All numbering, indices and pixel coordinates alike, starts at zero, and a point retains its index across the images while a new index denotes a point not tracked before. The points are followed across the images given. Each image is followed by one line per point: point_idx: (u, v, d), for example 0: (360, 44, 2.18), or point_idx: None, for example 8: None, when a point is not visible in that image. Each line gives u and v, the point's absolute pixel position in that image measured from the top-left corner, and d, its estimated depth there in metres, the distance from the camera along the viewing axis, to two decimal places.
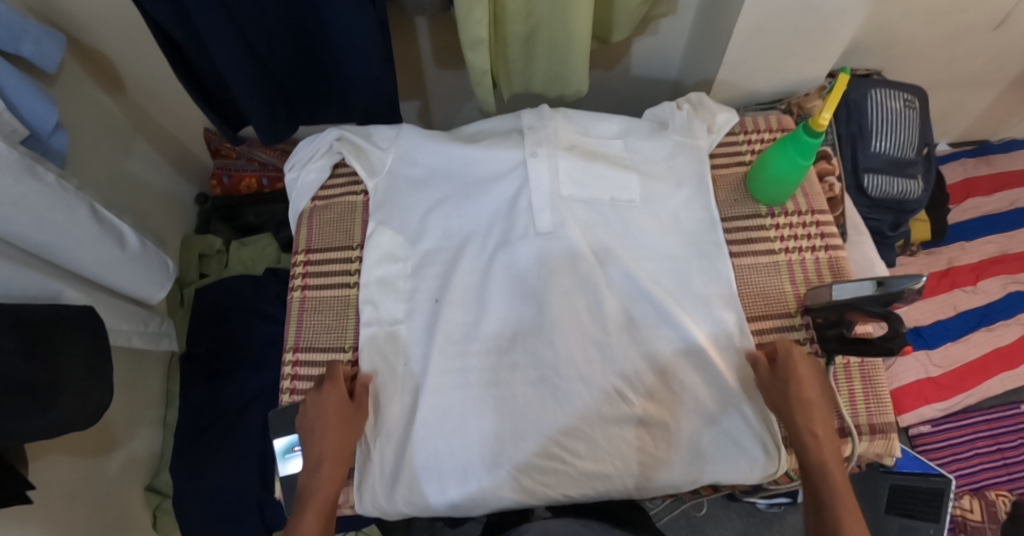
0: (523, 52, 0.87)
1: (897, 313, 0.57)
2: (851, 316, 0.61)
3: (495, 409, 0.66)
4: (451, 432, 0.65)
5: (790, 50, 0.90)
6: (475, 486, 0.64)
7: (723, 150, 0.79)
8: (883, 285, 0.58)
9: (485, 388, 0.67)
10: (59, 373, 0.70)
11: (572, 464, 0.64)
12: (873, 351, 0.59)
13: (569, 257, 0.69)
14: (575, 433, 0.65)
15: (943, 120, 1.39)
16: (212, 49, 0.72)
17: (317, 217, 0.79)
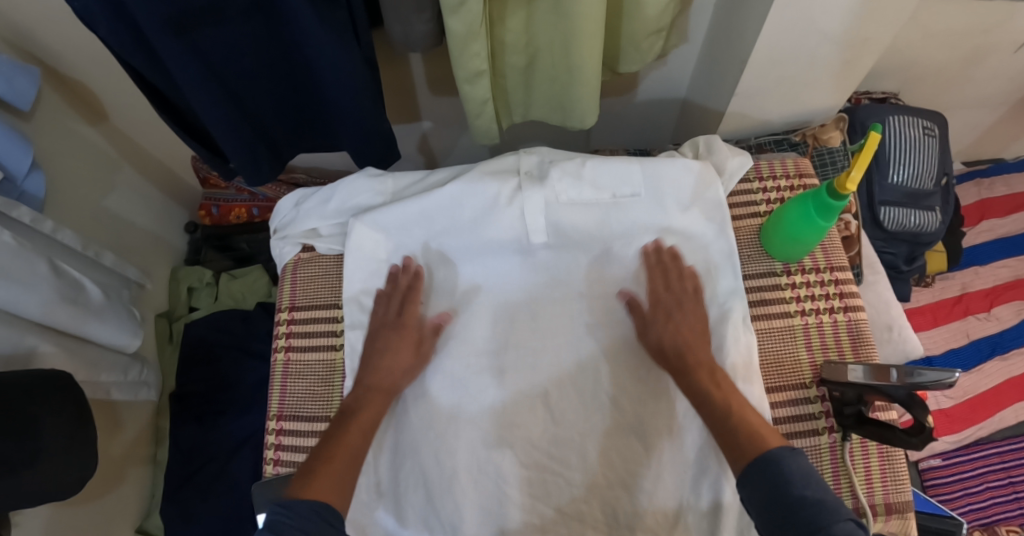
0: (523, 81, 0.82)
1: (921, 400, 0.53)
2: (871, 398, 0.58)
3: (490, 420, 0.64)
4: (440, 444, 0.63)
5: (804, 82, 0.85)
6: (466, 504, 0.62)
7: (736, 199, 0.73)
8: (905, 376, 0.53)
9: (481, 397, 0.65)
10: (37, 444, 0.67)
11: (563, 479, 0.62)
12: (894, 439, 0.56)
13: (560, 255, 0.68)
14: (568, 445, 0.63)
15: (958, 139, 1.34)
16: (189, 96, 0.68)
17: (300, 272, 0.73)
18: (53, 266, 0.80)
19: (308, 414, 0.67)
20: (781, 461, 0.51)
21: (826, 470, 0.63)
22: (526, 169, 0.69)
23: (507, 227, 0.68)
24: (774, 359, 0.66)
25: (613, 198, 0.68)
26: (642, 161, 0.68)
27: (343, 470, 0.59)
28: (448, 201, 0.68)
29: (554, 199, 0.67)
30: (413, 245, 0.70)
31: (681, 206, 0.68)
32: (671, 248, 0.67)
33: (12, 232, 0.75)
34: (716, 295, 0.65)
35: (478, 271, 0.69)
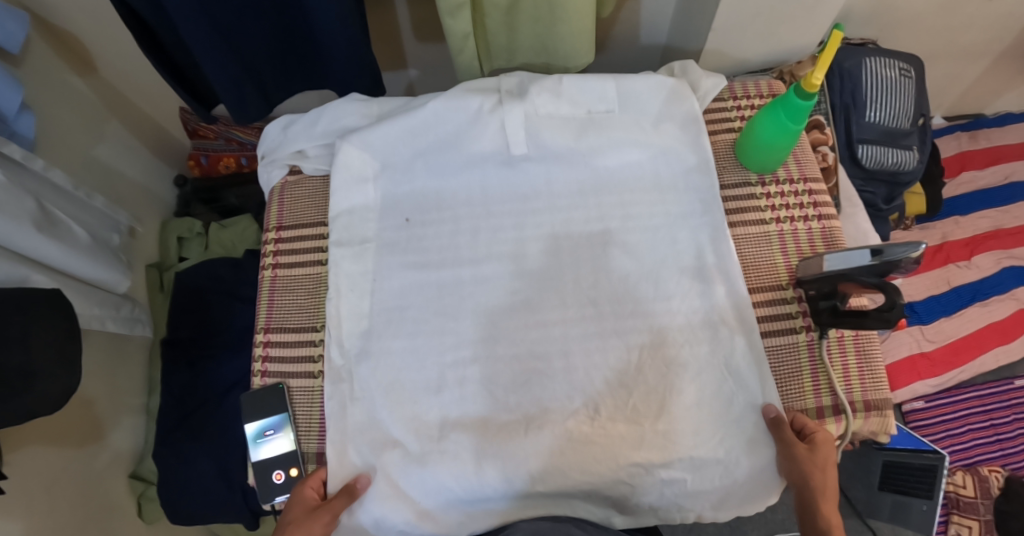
0: (505, 25, 0.79)
1: (893, 283, 0.56)
2: (844, 288, 0.59)
3: (481, 330, 0.64)
4: (428, 351, 0.63)
5: (780, 17, 0.87)
6: (456, 410, 0.61)
7: (712, 116, 0.75)
8: (879, 254, 0.55)
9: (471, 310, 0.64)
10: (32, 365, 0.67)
11: (552, 381, 0.62)
12: (868, 323, 0.58)
13: (544, 167, 0.68)
14: (554, 350, 0.63)
15: (939, 92, 1.35)
16: (179, 25, 0.69)
17: (288, 193, 0.74)
18: (40, 205, 0.81)
19: (295, 325, 0.68)
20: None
21: (804, 368, 0.64)
22: (507, 88, 0.69)
23: (490, 140, 0.68)
24: (752, 263, 0.68)
25: (589, 114, 0.68)
26: (617, 76, 0.69)
27: None
28: (432, 118, 0.68)
29: (535, 113, 0.68)
30: (400, 163, 0.70)
31: (654, 122, 0.69)
32: (648, 161, 0.68)
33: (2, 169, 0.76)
34: (696, 211, 0.66)
35: (462, 189, 0.69)
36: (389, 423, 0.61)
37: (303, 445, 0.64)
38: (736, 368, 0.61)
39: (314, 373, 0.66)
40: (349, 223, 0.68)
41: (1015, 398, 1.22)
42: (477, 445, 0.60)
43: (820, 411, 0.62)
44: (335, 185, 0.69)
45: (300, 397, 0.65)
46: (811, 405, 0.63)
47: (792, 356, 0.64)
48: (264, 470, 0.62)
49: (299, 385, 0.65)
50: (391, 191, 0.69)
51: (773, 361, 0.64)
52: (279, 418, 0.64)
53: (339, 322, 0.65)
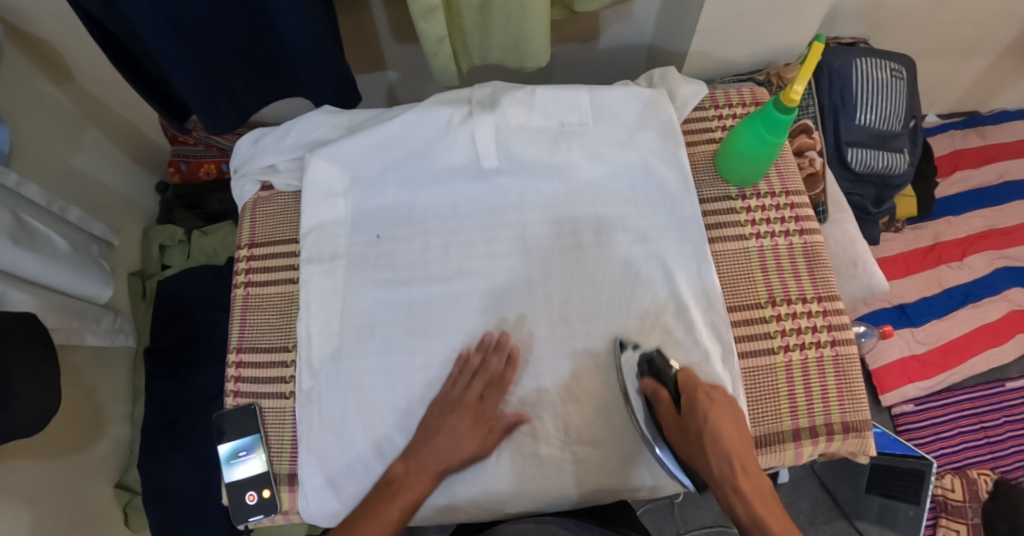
0: (479, 22, 0.75)
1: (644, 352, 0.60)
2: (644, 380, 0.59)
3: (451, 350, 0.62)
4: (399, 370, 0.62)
5: (761, 18, 0.84)
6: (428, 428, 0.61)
7: (691, 126, 0.72)
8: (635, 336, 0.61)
9: (443, 330, 0.63)
10: (8, 387, 0.67)
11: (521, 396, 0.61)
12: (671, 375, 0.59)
13: (519, 180, 0.66)
14: (527, 367, 0.62)
15: (934, 89, 1.32)
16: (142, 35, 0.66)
17: (260, 209, 0.73)
18: (17, 219, 0.80)
19: (268, 344, 0.67)
20: None
21: (782, 389, 0.63)
22: (478, 99, 0.67)
23: (460, 152, 0.66)
24: (729, 280, 0.66)
25: (561, 127, 0.66)
26: (591, 87, 0.67)
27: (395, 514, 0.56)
28: (401, 131, 0.66)
29: (507, 126, 0.65)
30: (369, 176, 0.68)
31: (627, 132, 0.67)
32: (622, 176, 0.66)
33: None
34: (672, 225, 0.65)
35: (431, 204, 0.67)
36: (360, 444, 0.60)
37: (275, 466, 0.63)
38: None
39: (286, 393, 0.65)
40: (320, 239, 0.67)
41: (1005, 400, 1.21)
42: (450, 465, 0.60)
43: (796, 434, 0.62)
44: (305, 202, 0.67)
45: (272, 418, 0.64)
46: (788, 428, 0.62)
47: (770, 378, 0.63)
48: (237, 491, 0.62)
49: (271, 406, 0.65)
50: (362, 205, 0.68)
51: (750, 381, 0.63)
52: (252, 439, 0.64)
53: (309, 343, 0.64)
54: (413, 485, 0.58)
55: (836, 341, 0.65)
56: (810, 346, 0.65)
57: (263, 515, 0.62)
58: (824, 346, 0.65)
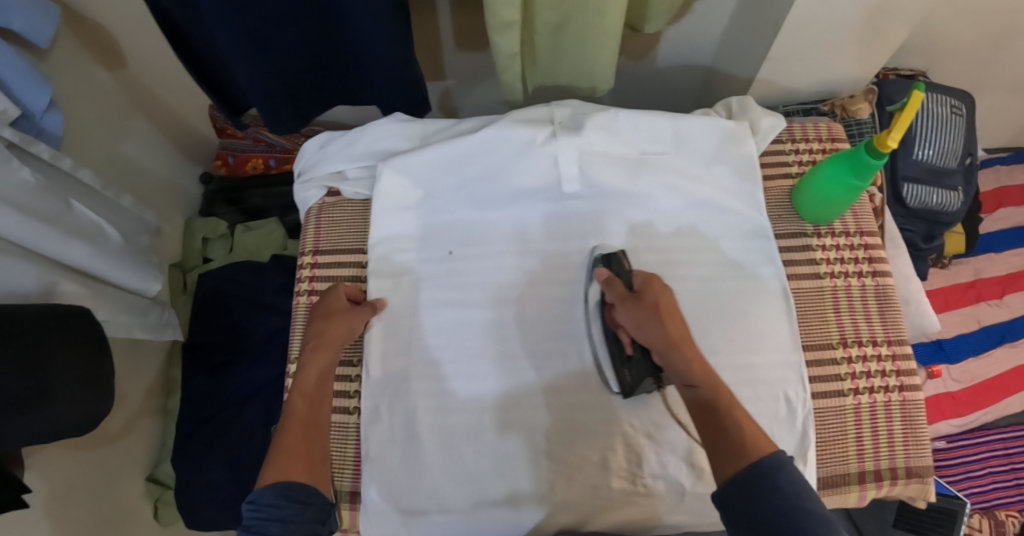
0: (550, 44, 0.71)
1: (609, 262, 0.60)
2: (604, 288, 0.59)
3: (518, 374, 0.61)
4: (466, 392, 0.61)
5: (834, 49, 0.82)
6: (491, 457, 0.59)
7: (769, 158, 0.72)
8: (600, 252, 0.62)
9: (512, 353, 0.62)
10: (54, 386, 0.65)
11: (591, 426, 0.60)
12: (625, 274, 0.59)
13: (596, 204, 0.66)
14: (598, 395, 0.61)
15: (985, 124, 1.30)
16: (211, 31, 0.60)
17: (325, 215, 0.71)
18: (68, 206, 0.78)
19: None
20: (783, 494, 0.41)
21: (850, 431, 0.62)
22: (559, 120, 0.66)
23: (539, 174, 0.65)
24: (803, 318, 0.65)
25: (642, 154, 0.66)
26: (674, 116, 0.66)
27: (302, 436, 0.53)
28: (480, 146, 0.65)
29: (588, 150, 0.65)
30: (442, 192, 0.67)
31: (706, 163, 0.66)
32: (699, 207, 0.66)
33: (32, 171, 0.74)
34: (747, 259, 0.64)
35: (503, 222, 0.66)
36: (425, 468, 0.59)
37: (337, 483, 0.62)
38: (778, 430, 0.59)
39: (350, 408, 0.64)
40: (387, 252, 0.66)
41: None
42: (515, 498, 0.58)
43: (862, 477, 0.61)
44: (375, 213, 0.66)
45: (335, 433, 0.64)
46: (853, 471, 0.61)
47: (838, 420, 0.62)
48: None
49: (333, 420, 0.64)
50: (431, 221, 0.67)
51: (820, 424, 0.62)
52: None
53: (375, 359, 0.63)
54: (308, 411, 0.55)
55: (904, 386, 0.64)
56: (879, 390, 0.63)
57: None
58: (892, 390, 0.63)
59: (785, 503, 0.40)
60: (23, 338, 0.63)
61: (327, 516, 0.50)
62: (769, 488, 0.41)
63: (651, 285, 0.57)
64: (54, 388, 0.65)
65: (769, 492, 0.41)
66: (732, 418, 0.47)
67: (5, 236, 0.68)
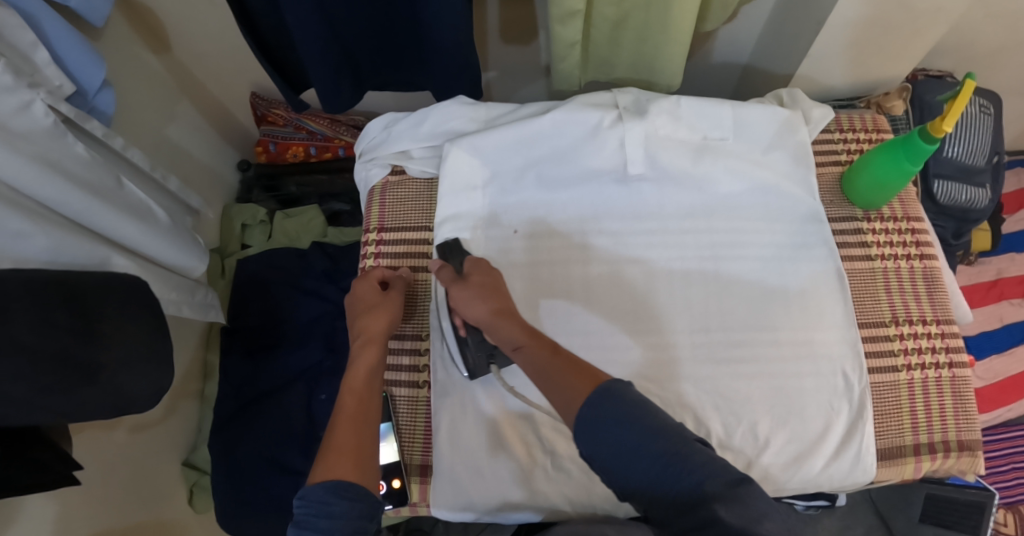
0: (608, 38, 0.73)
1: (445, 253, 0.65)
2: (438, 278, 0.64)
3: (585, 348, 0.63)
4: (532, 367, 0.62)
5: (877, 48, 0.84)
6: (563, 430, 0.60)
7: (819, 148, 0.75)
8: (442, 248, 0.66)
9: (577, 333, 0.63)
10: (109, 362, 0.63)
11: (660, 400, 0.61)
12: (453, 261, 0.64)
13: (661, 186, 0.67)
14: (664, 374, 0.62)
15: (1010, 127, 1.31)
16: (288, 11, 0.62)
17: (389, 194, 0.73)
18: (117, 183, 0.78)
19: (398, 331, 0.67)
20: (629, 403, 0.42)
21: (904, 405, 0.63)
22: (624, 105, 0.69)
23: (606, 156, 0.67)
24: (856, 298, 0.67)
25: (704, 139, 0.68)
26: (734, 103, 0.69)
27: (354, 434, 0.51)
28: (549, 129, 0.67)
29: (653, 134, 0.67)
30: (510, 173, 0.68)
31: (764, 148, 0.68)
32: (759, 190, 0.67)
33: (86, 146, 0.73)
34: (806, 242, 0.66)
35: (570, 204, 0.68)
36: (498, 438, 0.60)
37: (406, 456, 0.63)
38: (840, 404, 0.61)
39: (419, 382, 0.65)
40: (454, 229, 0.68)
41: None
42: (585, 471, 0.60)
43: (917, 448, 0.63)
44: (443, 191, 0.68)
45: (404, 405, 0.65)
46: (908, 443, 0.63)
47: (893, 394, 0.63)
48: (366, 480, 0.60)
49: (402, 394, 0.65)
50: (498, 201, 0.68)
51: (876, 398, 0.63)
52: (384, 427, 0.63)
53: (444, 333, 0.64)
54: (355, 403, 0.54)
55: (953, 363, 0.65)
56: (930, 366, 0.65)
57: (391, 504, 0.61)
58: (942, 367, 0.65)
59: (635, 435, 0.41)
60: (89, 306, 0.62)
61: (376, 514, 0.47)
62: (609, 415, 0.42)
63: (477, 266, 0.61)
64: (108, 362, 0.63)
65: (608, 419, 0.41)
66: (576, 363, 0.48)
67: (64, 211, 0.69)
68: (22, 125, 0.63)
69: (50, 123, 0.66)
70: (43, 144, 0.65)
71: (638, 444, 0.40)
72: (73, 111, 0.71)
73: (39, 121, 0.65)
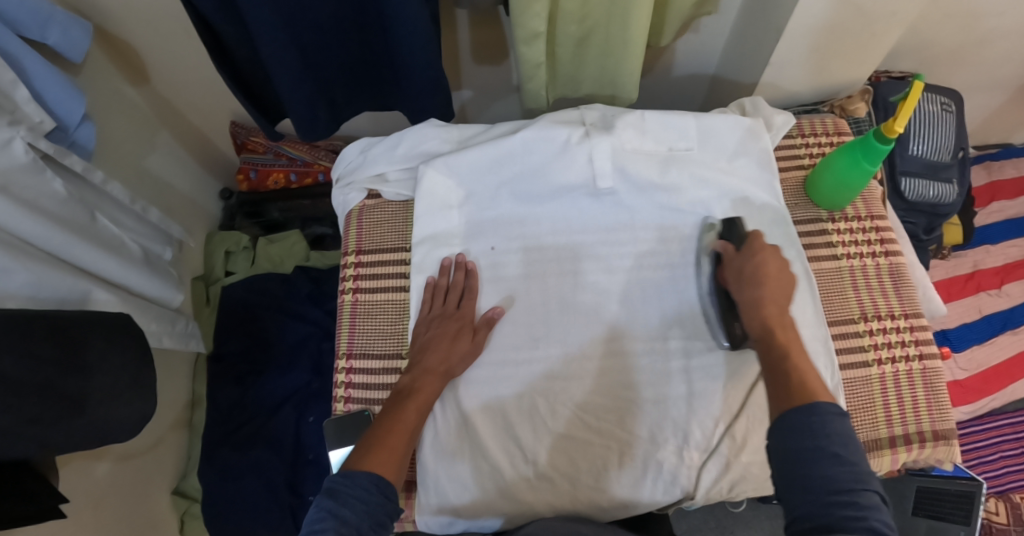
0: (574, 55, 0.75)
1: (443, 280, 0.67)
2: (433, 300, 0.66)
3: (562, 358, 0.64)
4: (511, 381, 0.63)
5: (835, 55, 0.86)
6: (547, 440, 0.61)
7: (782, 153, 0.77)
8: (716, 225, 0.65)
9: (554, 344, 0.65)
10: (86, 394, 0.63)
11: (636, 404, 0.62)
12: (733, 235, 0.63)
13: (631, 197, 0.69)
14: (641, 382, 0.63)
15: (975, 122, 1.34)
16: (258, 46, 0.63)
17: (367, 217, 0.74)
18: (93, 217, 0.78)
19: (379, 351, 0.68)
20: (820, 416, 0.46)
21: (877, 398, 0.65)
22: (591, 121, 0.71)
23: (577, 171, 0.69)
24: (825, 297, 0.69)
25: (670, 151, 0.70)
26: (697, 115, 0.71)
27: (401, 446, 0.54)
28: (520, 147, 0.69)
29: (622, 148, 0.69)
30: (484, 191, 0.70)
31: (729, 157, 0.71)
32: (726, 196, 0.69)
33: (63, 182, 0.74)
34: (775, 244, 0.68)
35: (545, 219, 0.69)
36: (484, 451, 0.61)
37: None
38: None
39: None
40: (432, 250, 0.69)
41: None
42: (569, 478, 0.60)
43: (892, 440, 0.64)
44: (419, 212, 0.70)
45: None
46: (883, 435, 0.64)
47: (865, 388, 0.65)
48: None
49: None
50: (475, 218, 0.70)
51: (849, 393, 0.65)
52: None
53: None
54: (413, 420, 0.57)
55: (923, 354, 0.67)
56: (900, 360, 0.66)
57: None
58: (912, 359, 0.66)
59: (811, 443, 0.45)
60: (73, 336, 0.63)
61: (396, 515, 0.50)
62: (819, 429, 0.45)
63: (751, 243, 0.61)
64: (86, 392, 0.63)
65: (815, 432, 0.45)
66: (786, 376, 0.51)
67: (43, 246, 0.69)
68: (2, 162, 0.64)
69: (30, 160, 0.67)
70: (19, 180, 0.66)
71: (826, 454, 0.44)
72: (54, 147, 0.72)
73: (19, 157, 0.66)
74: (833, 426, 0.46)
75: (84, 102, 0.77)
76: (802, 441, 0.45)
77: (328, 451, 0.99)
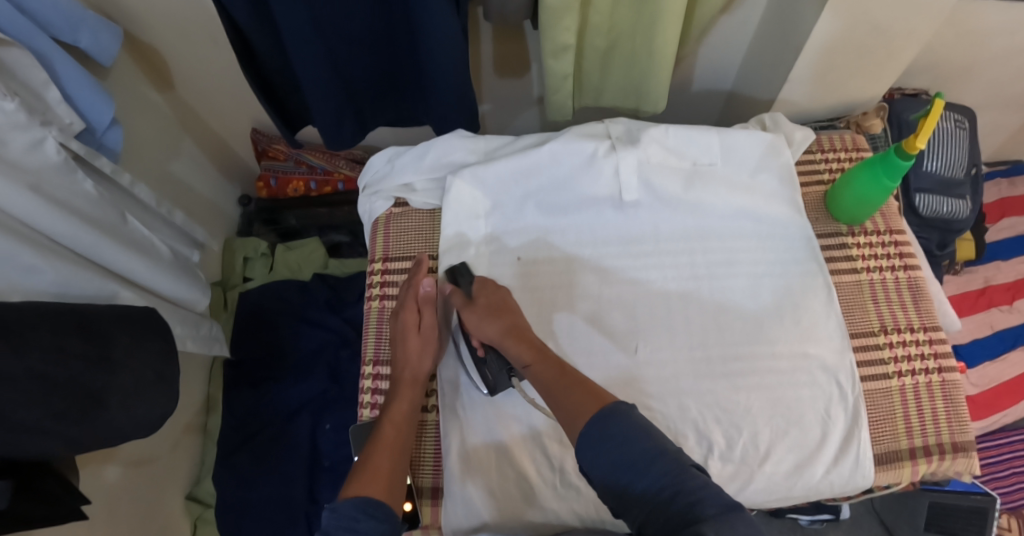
0: (599, 64, 0.77)
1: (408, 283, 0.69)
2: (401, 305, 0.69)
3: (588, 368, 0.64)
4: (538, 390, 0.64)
5: (853, 72, 0.88)
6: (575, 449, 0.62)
7: (802, 169, 0.79)
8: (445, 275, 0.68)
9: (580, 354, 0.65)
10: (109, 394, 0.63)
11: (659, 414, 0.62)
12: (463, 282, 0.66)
13: (655, 210, 0.70)
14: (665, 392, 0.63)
15: (987, 139, 1.35)
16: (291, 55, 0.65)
17: (393, 225, 0.76)
18: (123, 218, 0.79)
19: None
20: (614, 417, 0.47)
21: (898, 410, 0.65)
22: (617, 135, 0.72)
23: (604, 184, 0.70)
24: (845, 310, 0.70)
25: (694, 165, 0.71)
26: (721, 130, 0.72)
27: (391, 463, 0.57)
28: (547, 159, 0.70)
29: (647, 160, 0.70)
30: (511, 202, 0.71)
31: (750, 172, 0.72)
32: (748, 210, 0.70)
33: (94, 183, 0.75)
34: (798, 258, 0.69)
35: (569, 230, 0.70)
36: (512, 460, 0.61)
37: (417, 478, 0.65)
38: (835, 411, 0.63)
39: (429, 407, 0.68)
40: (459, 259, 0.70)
41: None
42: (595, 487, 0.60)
43: (912, 452, 0.64)
44: (447, 221, 0.70)
45: None
46: (903, 447, 0.64)
47: (886, 401, 0.65)
48: None
49: None
50: (501, 229, 0.71)
51: (870, 405, 0.65)
52: None
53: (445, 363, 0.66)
54: (394, 435, 0.60)
55: (942, 368, 0.67)
56: (920, 372, 0.67)
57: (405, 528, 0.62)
58: (932, 372, 0.67)
59: (615, 448, 0.45)
60: (101, 335, 0.63)
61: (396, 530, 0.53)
62: (616, 433, 0.46)
63: (484, 287, 0.64)
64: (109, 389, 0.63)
65: (615, 437, 0.46)
66: (558, 395, 0.53)
67: (72, 245, 0.70)
68: (35, 162, 0.65)
69: (61, 160, 0.68)
70: (51, 180, 0.67)
71: (638, 460, 0.44)
72: (84, 148, 0.74)
73: (51, 157, 0.67)
74: (628, 421, 0.46)
75: (112, 105, 0.78)
76: (609, 450, 0.45)
77: (342, 457, 0.99)
